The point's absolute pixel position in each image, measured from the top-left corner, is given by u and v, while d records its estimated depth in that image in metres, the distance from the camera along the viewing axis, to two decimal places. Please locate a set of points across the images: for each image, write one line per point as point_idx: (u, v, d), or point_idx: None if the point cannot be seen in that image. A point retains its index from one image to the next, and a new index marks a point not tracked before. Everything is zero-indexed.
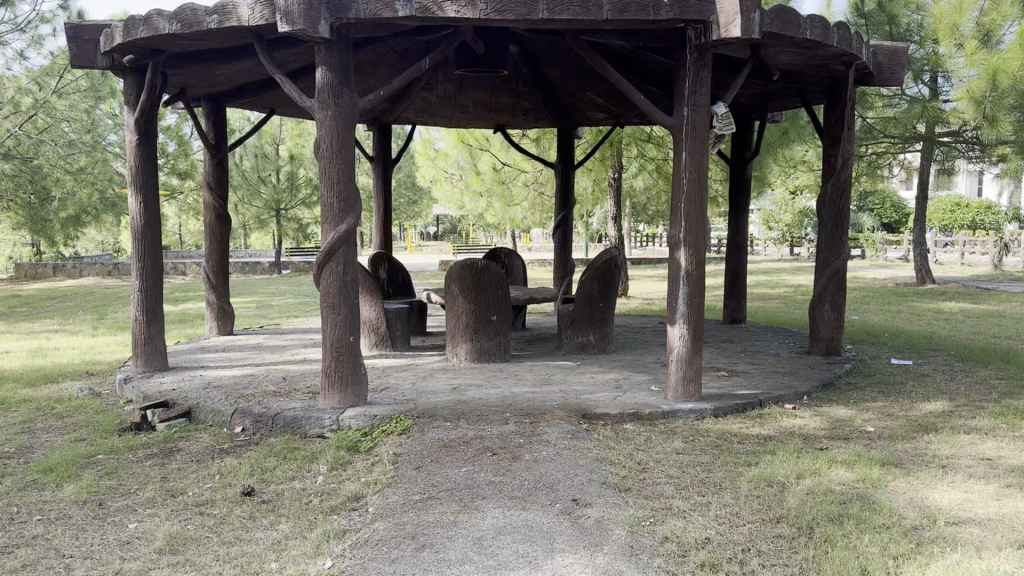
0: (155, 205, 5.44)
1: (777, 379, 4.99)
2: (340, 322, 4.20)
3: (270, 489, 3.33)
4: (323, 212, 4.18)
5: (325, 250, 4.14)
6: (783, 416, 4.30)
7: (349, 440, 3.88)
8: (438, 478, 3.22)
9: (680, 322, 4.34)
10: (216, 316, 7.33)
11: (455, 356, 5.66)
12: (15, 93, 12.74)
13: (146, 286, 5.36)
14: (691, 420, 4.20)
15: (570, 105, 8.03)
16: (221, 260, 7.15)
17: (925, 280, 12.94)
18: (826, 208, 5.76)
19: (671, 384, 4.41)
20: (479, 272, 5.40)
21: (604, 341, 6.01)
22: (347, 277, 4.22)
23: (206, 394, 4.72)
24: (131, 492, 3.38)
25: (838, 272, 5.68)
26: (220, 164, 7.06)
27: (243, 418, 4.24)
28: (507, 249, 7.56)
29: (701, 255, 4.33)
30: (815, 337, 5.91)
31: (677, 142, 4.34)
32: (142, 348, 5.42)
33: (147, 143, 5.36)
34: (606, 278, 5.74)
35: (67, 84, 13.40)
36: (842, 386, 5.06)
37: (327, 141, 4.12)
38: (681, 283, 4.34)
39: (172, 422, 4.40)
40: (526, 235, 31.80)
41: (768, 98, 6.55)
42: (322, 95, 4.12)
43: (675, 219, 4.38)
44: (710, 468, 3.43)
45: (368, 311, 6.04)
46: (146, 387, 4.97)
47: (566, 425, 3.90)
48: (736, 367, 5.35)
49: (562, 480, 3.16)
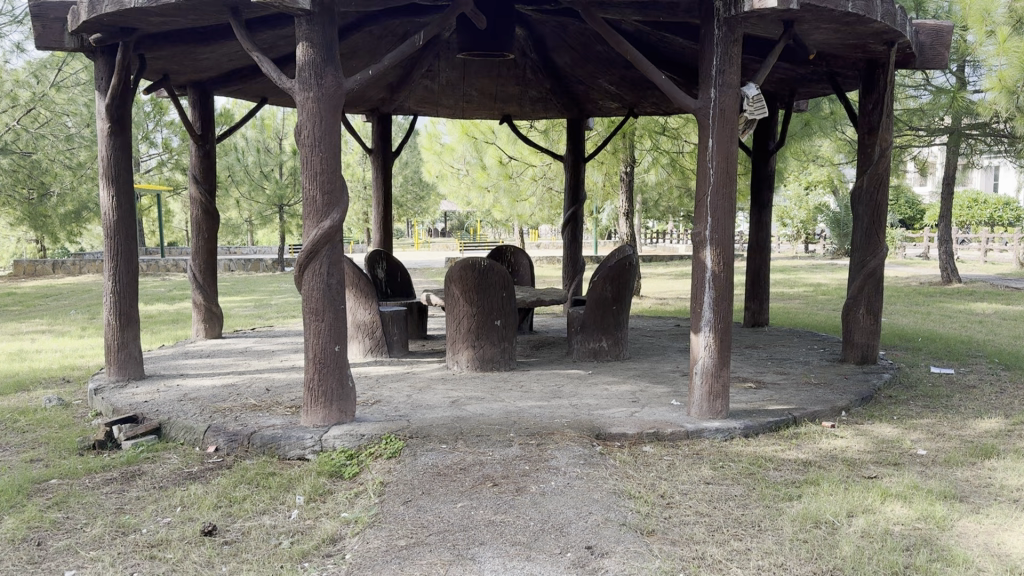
0: (130, 200, 4.99)
1: (811, 393, 4.51)
2: (324, 331, 3.74)
3: (235, 527, 2.88)
4: (306, 207, 3.72)
5: (308, 249, 3.68)
6: (822, 437, 3.83)
7: (331, 465, 3.43)
8: (429, 516, 2.76)
9: (706, 331, 3.87)
10: (203, 318, 6.88)
11: (457, 364, 5.19)
12: (13, 86, 12.32)
13: (119, 287, 4.92)
14: (717, 441, 3.72)
15: (582, 94, 7.56)
16: (208, 257, 6.71)
17: (950, 280, 12.40)
18: (863, 201, 5.29)
19: (694, 400, 3.93)
20: (482, 274, 4.96)
21: (617, 347, 5.53)
22: (332, 280, 3.77)
23: (180, 407, 4.28)
24: (77, 529, 2.93)
25: (874, 273, 5.22)
26: (207, 156, 6.65)
27: (217, 436, 3.80)
28: (512, 247, 7.09)
29: (728, 256, 3.86)
30: (848, 344, 5.40)
31: (703, 129, 3.86)
32: (116, 355, 4.96)
33: (120, 131, 4.92)
34: (621, 277, 5.28)
35: (68, 76, 13.02)
36: (883, 400, 4.58)
37: (309, 126, 3.67)
38: (706, 288, 3.86)
39: (139, 439, 3.96)
40: (536, 232, 31.43)
41: (795, 84, 6.07)
42: (303, 75, 3.66)
43: (699, 215, 3.91)
44: (746, 504, 2.96)
45: (363, 314, 5.59)
46: (116, 399, 4.53)
47: (578, 449, 3.43)
48: (764, 378, 4.87)
49: (573, 520, 2.70)
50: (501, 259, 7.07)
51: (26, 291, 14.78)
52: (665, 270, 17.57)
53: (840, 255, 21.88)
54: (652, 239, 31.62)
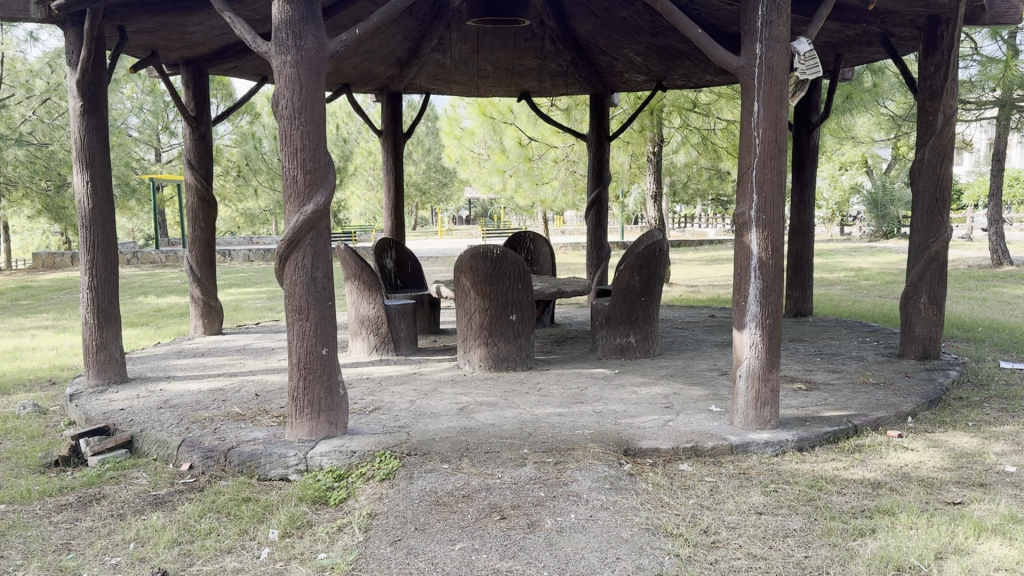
0: (106, 187, 4.54)
1: (870, 396, 3.95)
2: (309, 332, 3.25)
3: (191, 572, 2.41)
4: (286, 188, 3.23)
5: (288, 237, 3.20)
6: (889, 451, 3.28)
7: (315, 489, 2.95)
8: (420, 564, 2.27)
9: (752, 327, 3.32)
10: (201, 314, 6.42)
11: (469, 364, 4.68)
12: (29, 77, 12.53)
13: (97, 282, 4.48)
14: (767, 457, 3.19)
15: (605, 66, 6.99)
16: (205, 248, 6.26)
17: (1002, 261, 11.65)
18: (924, 176, 4.69)
19: (738, 408, 3.39)
20: (495, 263, 4.46)
21: (646, 343, 4.98)
22: (318, 272, 3.27)
23: (157, 417, 3.83)
24: (8, 573, 2.48)
25: (937, 257, 4.64)
26: (202, 139, 6.19)
27: (191, 452, 3.34)
28: (531, 233, 6.56)
29: (778, 239, 3.31)
30: (908, 337, 4.79)
31: (747, 93, 3.31)
32: (94, 357, 4.51)
33: (94, 111, 4.47)
34: (650, 266, 4.74)
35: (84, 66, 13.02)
36: (953, 403, 4.00)
37: (287, 95, 3.17)
38: (751, 277, 3.32)
39: (107, 455, 3.51)
40: (560, 218, 30.92)
41: (842, 48, 5.46)
42: (279, 35, 3.16)
43: (743, 193, 3.35)
44: (809, 544, 2.43)
45: (367, 309, 5.10)
46: (90, 407, 4.09)
47: (602, 469, 2.92)
48: (815, 379, 4.30)
49: (596, 569, 2.19)
50: (520, 245, 6.54)
51: (43, 284, 14.52)
52: (695, 256, 16.92)
53: (878, 238, 21.00)
54: (680, 223, 30.91)
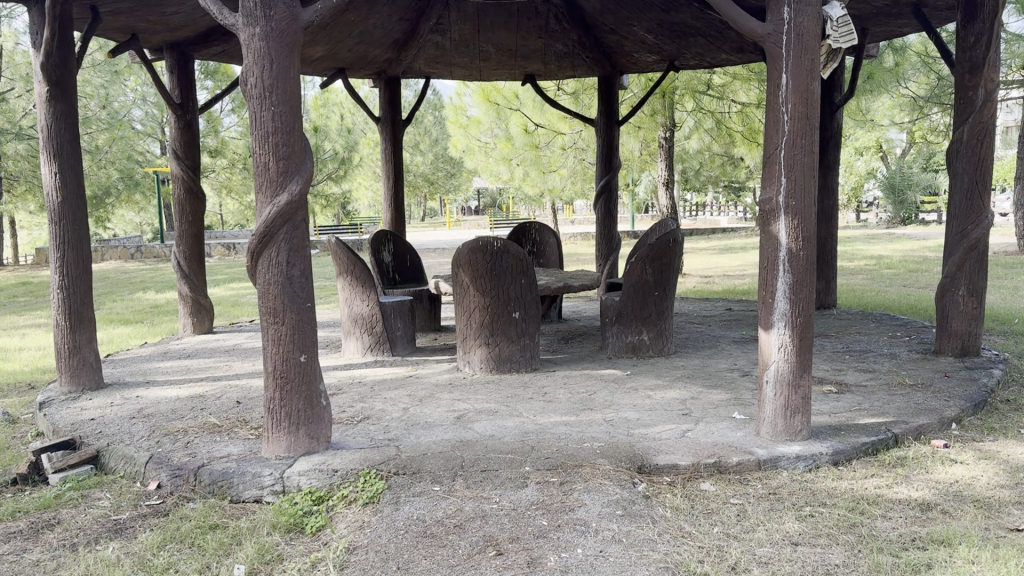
0: (78, 179, 4.22)
1: (909, 400, 3.58)
2: (285, 336, 2.92)
3: None
4: (257, 177, 2.89)
5: (260, 232, 2.86)
6: (935, 464, 2.93)
7: (289, 515, 2.62)
8: None
9: (780, 326, 2.97)
10: (190, 312, 6.11)
11: (469, 366, 4.34)
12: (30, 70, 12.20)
13: (68, 281, 4.17)
14: (799, 473, 2.84)
15: (614, 46, 6.61)
16: (194, 243, 5.94)
17: None
18: (963, 157, 4.31)
19: (765, 417, 3.04)
20: (495, 257, 4.13)
21: (660, 341, 4.63)
22: (294, 271, 2.93)
23: (128, 429, 3.51)
24: None
25: (977, 245, 4.25)
26: (187, 127, 5.87)
27: (158, 470, 3.01)
28: (537, 224, 6.22)
29: (809, 228, 2.95)
30: (945, 332, 4.41)
31: (773, 64, 2.94)
32: (67, 361, 4.21)
33: (64, 97, 4.15)
34: (663, 258, 4.39)
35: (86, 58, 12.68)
36: (1000, 407, 3.64)
37: (256, 72, 2.83)
38: (779, 270, 2.96)
39: (69, 472, 3.20)
40: (570, 209, 30.43)
41: (869, 21, 5.07)
42: (247, 5, 2.81)
43: (769, 176, 2.99)
44: None
45: (360, 306, 4.77)
46: (59, 417, 3.78)
47: (612, 491, 2.58)
48: (845, 380, 3.94)
49: None
50: (525, 236, 6.20)
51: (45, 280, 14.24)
52: (708, 244, 16.52)
53: (895, 224, 20.48)
54: (692, 212, 30.39)
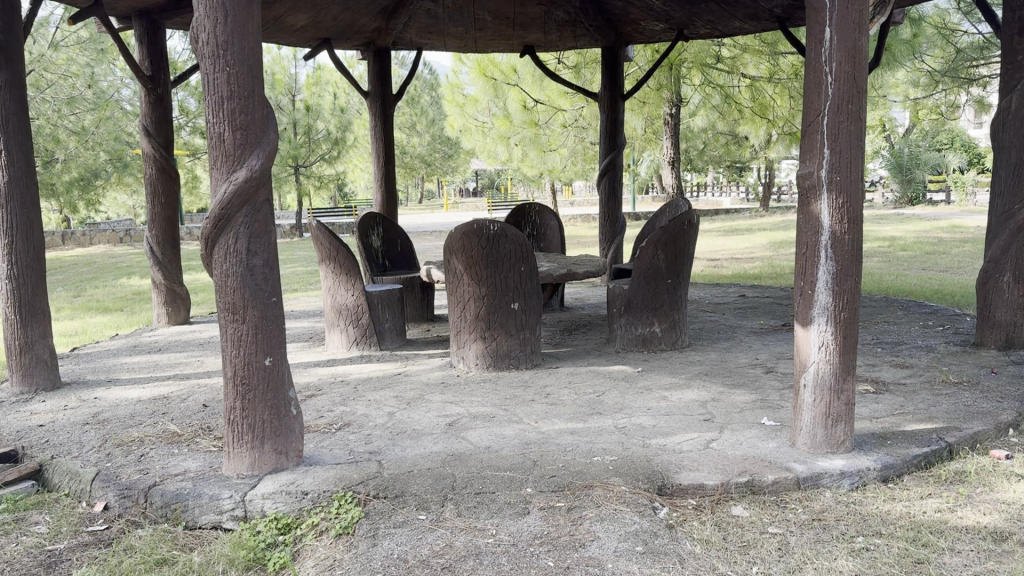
0: (26, 157, 3.78)
1: (956, 402, 3.18)
2: (247, 338, 2.51)
3: None
4: (212, 151, 2.47)
5: (215, 215, 2.44)
6: (999, 480, 2.53)
7: (250, 549, 2.23)
8: None
9: (821, 322, 2.56)
10: (165, 302, 5.68)
11: (463, 362, 3.93)
12: None
13: (17, 270, 3.76)
14: (843, 492, 2.45)
15: (619, 11, 6.14)
16: (168, 228, 5.53)
17: None
18: (1012, 129, 3.89)
19: (802, 426, 2.64)
20: (492, 242, 3.73)
21: (672, 333, 4.22)
22: (255, 261, 2.52)
23: (78, 438, 3.10)
24: None
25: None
26: (159, 101, 5.43)
27: (106, 489, 2.61)
28: (538, 205, 5.79)
29: (855, 208, 2.54)
30: (987, 323, 4.00)
31: (815, 17, 2.51)
32: (18, 359, 3.80)
33: (8, 65, 3.70)
34: (677, 243, 4.00)
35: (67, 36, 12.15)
36: None
37: (208, 27, 2.39)
38: (821, 257, 2.55)
39: (6, 490, 2.79)
40: (569, 191, 29.83)
41: None
42: None
43: (810, 148, 2.57)
44: None
45: (345, 296, 4.36)
46: (4, 423, 3.37)
47: (632, 519, 2.18)
48: (882, 377, 3.54)
49: None
50: (525, 219, 5.77)
51: None
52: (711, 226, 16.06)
53: (902, 204, 19.92)
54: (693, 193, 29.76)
